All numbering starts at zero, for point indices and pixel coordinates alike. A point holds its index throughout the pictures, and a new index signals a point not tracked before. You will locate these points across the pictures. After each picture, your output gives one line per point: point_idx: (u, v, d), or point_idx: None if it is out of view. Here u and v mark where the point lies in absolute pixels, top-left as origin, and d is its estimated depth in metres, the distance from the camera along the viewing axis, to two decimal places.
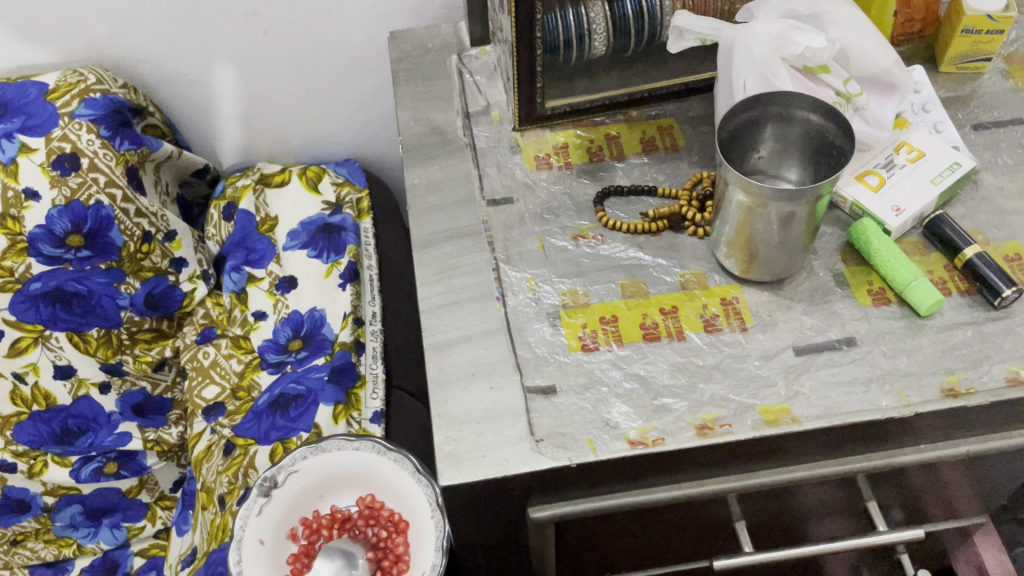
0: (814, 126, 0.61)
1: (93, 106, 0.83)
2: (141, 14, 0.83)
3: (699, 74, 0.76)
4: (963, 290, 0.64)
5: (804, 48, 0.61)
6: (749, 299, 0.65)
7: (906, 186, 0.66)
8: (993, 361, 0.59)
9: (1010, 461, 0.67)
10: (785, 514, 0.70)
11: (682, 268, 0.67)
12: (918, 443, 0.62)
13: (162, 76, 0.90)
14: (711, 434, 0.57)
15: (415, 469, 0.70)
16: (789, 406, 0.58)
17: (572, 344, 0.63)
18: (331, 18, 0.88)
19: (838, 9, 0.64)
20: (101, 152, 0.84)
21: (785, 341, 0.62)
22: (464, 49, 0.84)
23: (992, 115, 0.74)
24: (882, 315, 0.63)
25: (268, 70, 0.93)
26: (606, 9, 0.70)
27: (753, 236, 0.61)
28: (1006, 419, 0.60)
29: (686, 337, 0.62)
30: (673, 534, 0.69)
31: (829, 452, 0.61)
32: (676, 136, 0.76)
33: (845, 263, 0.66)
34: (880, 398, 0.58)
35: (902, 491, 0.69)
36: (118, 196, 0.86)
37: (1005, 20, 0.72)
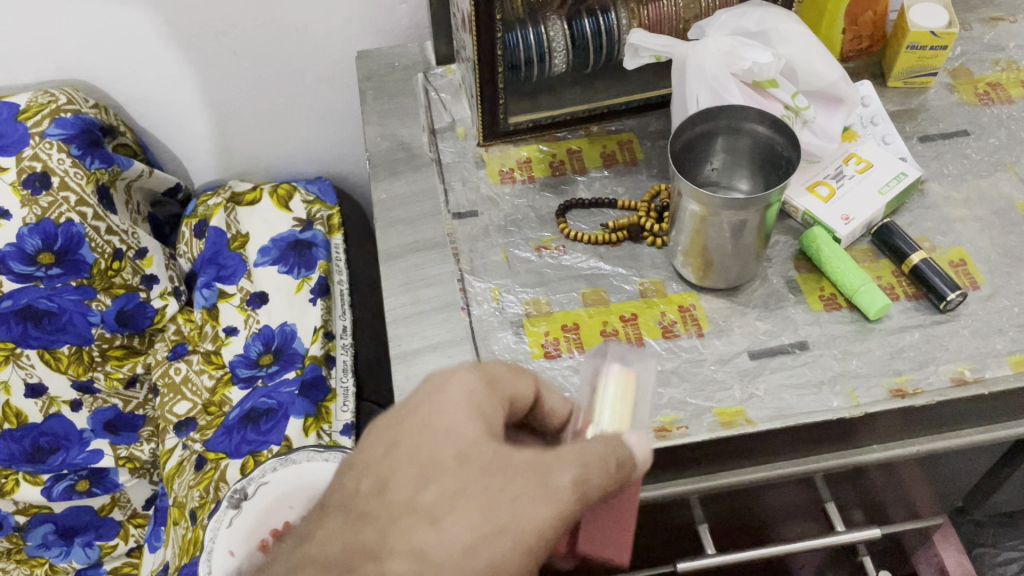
0: (762, 138, 0.64)
1: (63, 126, 0.84)
2: (111, 36, 0.85)
3: (657, 91, 0.79)
4: (910, 294, 0.66)
5: (751, 63, 0.64)
6: (706, 306, 0.67)
7: (855, 196, 0.69)
8: (939, 362, 0.61)
9: (964, 458, 0.69)
10: (747, 515, 0.71)
11: (641, 276, 0.69)
12: (871, 443, 0.64)
13: (133, 96, 0.92)
14: (668, 436, 0.58)
15: None
16: (744, 408, 0.60)
17: (535, 351, 0.64)
18: (300, 39, 0.90)
19: (785, 26, 0.67)
20: (71, 170, 0.85)
21: (740, 346, 0.64)
22: (430, 67, 0.86)
23: (938, 127, 0.77)
24: (832, 319, 0.65)
25: (238, 90, 0.94)
26: (565, 28, 0.73)
27: (707, 244, 0.63)
28: (954, 418, 0.62)
29: (645, 343, 0.64)
30: (637, 536, 0.70)
31: (785, 453, 0.62)
32: (635, 150, 0.78)
33: (797, 270, 0.68)
34: (831, 399, 0.60)
35: (861, 491, 0.71)
36: (89, 215, 0.87)
37: (948, 36, 0.75)
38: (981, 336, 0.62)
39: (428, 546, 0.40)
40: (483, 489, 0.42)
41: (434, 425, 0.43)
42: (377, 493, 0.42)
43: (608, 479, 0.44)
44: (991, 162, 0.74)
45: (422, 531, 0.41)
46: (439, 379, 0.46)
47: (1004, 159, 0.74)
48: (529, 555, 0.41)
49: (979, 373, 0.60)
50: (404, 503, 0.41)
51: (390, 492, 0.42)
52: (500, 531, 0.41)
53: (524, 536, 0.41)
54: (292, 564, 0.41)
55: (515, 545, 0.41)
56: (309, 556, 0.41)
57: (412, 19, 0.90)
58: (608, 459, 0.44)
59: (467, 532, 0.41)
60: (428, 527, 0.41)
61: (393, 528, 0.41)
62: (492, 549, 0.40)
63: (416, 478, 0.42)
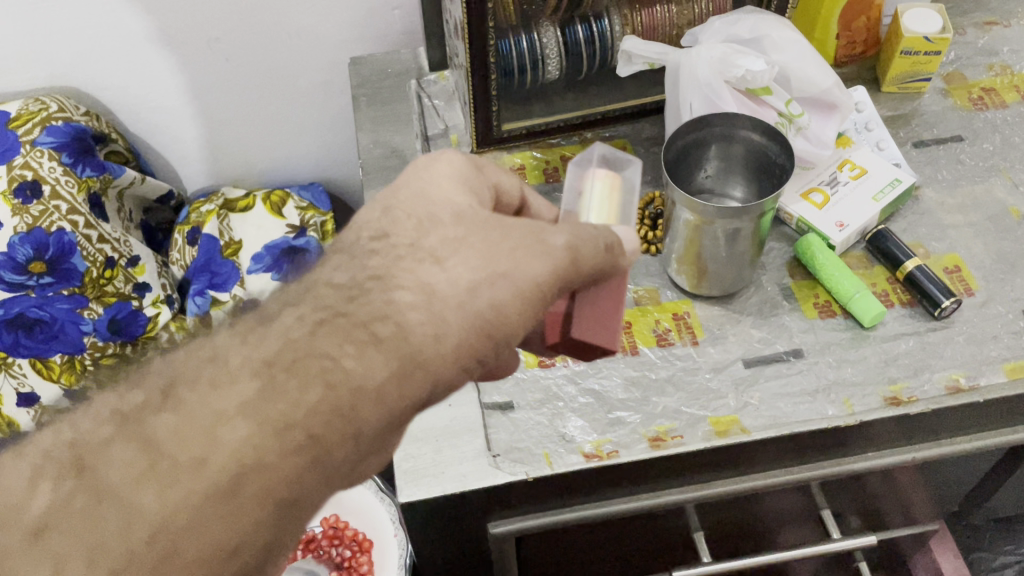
0: (755, 146, 0.63)
1: (55, 134, 0.84)
2: (102, 42, 0.84)
3: (650, 97, 0.79)
4: (905, 301, 0.66)
5: (744, 71, 0.64)
6: (700, 314, 0.66)
7: (850, 202, 0.69)
8: (934, 370, 0.61)
9: (960, 464, 0.69)
10: (743, 522, 0.71)
11: (635, 284, 0.69)
12: (867, 450, 0.63)
13: (125, 104, 0.92)
14: (662, 445, 0.58)
15: (377, 488, 0.73)
16: (739, 417, 0.59)
17: (529, 360, 0.64)
18: (292, 44, 0.89)
19: (778, 34, 0.67)
20: (63, 178, 0.84)
21: (735, 354, 0.63)
22: (423, 73, 0.86)
23: (932, 132, 0.77)
24: (827, 327, 0.65)
25: (230, 96, 0.94)
26: (558, 34, 0.72)
27: (701, 252, 0.63)
28: (950, 425, 0.62)
29: (640, 352, 0.64)
30: (632, 544, 0.70)
31: (780, 461, 0.62)
32: (629, 157, 0.78)
33: (792, 277, 0.68)
34: (826, 408, 0.60)
35: (857, 497, 0.71)
36: (81, 223, 0.86)
37: (942, 41, 0.75)
38: (976, 343, 0.62)
39: (436, 280, 0.41)
40: (482, 240, 0.43)
41: (432, 199, 0.45)
42: (380, 239, 0.43)
43: (608, 261, 0.45)
44: (985, 168, 0.74)
45: (426, 269, 0.41)
46: (424, 161, 0.47)
47: (998, 164, 0.74)
48: (525, 296, 0.42)
49: (974, 380, 0.60)
50: (406, 242, 0.43)
51: (395, 235, 0.43)
52: (501, 275, 0.42)
53: (523, 281, 0.42)
54: (307, 322, 0.39)
55: (516, 285, 0.42)
56: (324, 310, 0.39)
57: (405, 24, 0.90)
58: (612, 245, 0.45)
59: (472, 272, 0.41)
60: (433, 265, 0.41)
61: (399, 265, 0.41)
62: (501, 284, 0.41)
63: (417, 227, 0.43)
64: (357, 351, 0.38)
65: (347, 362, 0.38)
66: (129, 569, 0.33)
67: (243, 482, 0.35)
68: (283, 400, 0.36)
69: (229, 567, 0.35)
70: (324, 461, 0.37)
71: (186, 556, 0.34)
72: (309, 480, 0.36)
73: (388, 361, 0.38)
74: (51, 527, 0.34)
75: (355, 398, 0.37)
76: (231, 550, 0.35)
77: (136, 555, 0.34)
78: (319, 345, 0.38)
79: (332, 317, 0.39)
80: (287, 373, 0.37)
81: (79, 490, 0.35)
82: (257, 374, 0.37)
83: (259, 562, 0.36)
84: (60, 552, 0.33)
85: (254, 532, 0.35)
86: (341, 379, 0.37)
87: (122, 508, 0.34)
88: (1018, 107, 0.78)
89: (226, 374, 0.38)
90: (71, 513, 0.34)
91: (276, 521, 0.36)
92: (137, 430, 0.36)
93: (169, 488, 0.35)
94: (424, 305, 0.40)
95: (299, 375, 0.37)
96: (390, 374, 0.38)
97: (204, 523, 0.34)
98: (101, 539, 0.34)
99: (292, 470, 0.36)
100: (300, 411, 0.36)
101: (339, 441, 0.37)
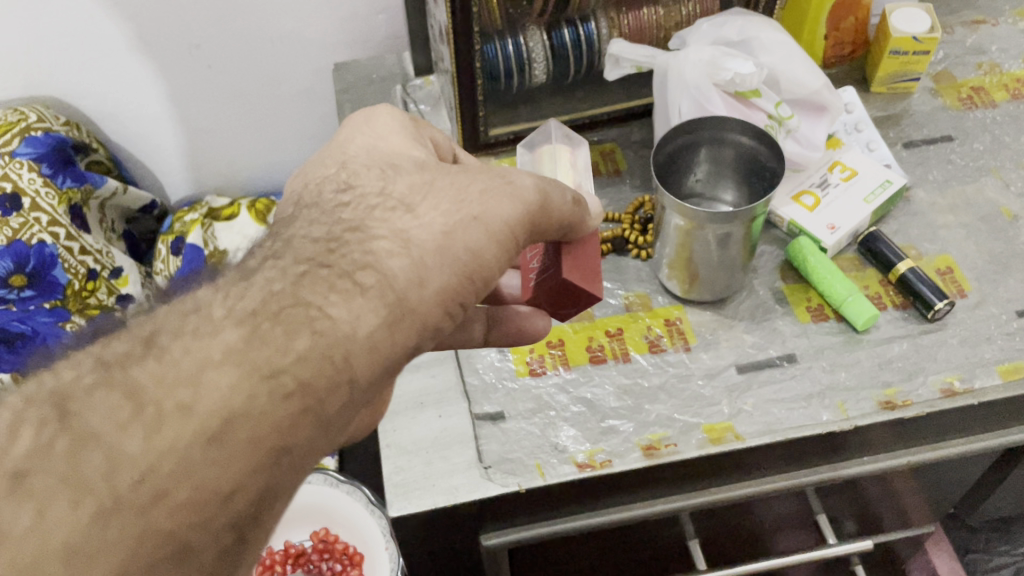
0: (745, 149, 0.63)
1: (34, 144, 0.82)
2: (80, 51, 0.83)
3: (638, 100, 0.78)
4: (898, 304, 0.65)
5: (733, 73, 0.63)
6: (692, 319, 0.66)
7: (841, 204, 0.68)
8: (928, 373, 0.60)
9: (956, 467, 0.69)
10: (740, 528, 0.70)
11: (627, 290, 0.68)
12: (862, 455, 0.63)
13: (105, 112, 0.90)
14: (656, 454, 0.57)
15: (368, 500, 0.71)
16: (732, 424, 0.59)
17: (520, 369, 0.63)
18: (276, 50, 0.88)
19: (766, 35, 0.66)
20: (42, 190, 0.83)
21: (728, 360, 0.63)
22: (409, 79, 0.85)
23: (921, 133, 0.76)
24: (820, 331, 0.64)
25: (212, 103, 0.93)
26: (545, 38, 0.71)
27: (692, 257, 0.62)
28: (946, 428, 0.62)
29: (632, 359, 0.63)
30: (627, 553, 0.69)
31: (776, 467, 0.61)
32: (618, 161, 0.77)
33: (784, 281, 0.68)
34: (820, 413, 0.59)
35: (853, 502, 0.70)
36: (62, 235, 0.85)
37: (930, 41, 0.74)
38: (970, 345, 0.62)
39: (409, 227, 0.40)
40: (452, 185, 0.42)
41: (390, 157, 0.44)
42: (347, 190, 0.42)
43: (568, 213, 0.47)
44: (976, 168, 0.73)
45: (399, 218, 0.40)
46: (363, 115, 0.47)
47: (989, 164, 0.73)
48: (497, 239, 0.41)
49: (968, 383, 0.60)
50: (375, 193, 0.42)
51: (360, 186, 0.42)
52: (472, 217, 0.41)
53: (494, 223, 0.41)
54: (288, 275, 0.37)
55: (488, 228, 0.41)
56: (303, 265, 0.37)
57: (390, 29, 0.89)
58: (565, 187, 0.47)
59: (443, 217, 0.40)
60: (404, 214, 0.40)
61: (373, 217, 0.40)
62: (472, 227, 0.40)
63: (381, 176, 0.43)
64: (343, 298, 0.37)
65: (333, 310, 0.36)
66: (117, 514, 0.30)
67: (234, 426, 0.32)
68: (269, 346, 0.34)
69: (220, 513, 0.32)
70: (314, 409, 0.34)
71: (180, 496, 0.31)
72: (304, 429, 0.34)
73: (375, 309, 0.37)
74: (34, 470, 0.30)
75: (346, 346, 0.36)
76: (225, 493, 0.32)
77: (126, 496, 0.30)
78: (303, 294, 0.36)
79: (314, 267, 0.37)
80: (273, 321, 0.35)
81: (62, 433, 0.31)
82: (241, 323, 0.35)
83: (253, 516, 0.33)
84: (45, 491, 0.29)
85: (248, 476, 0.32)
86: (329, 328, 0.35)
87: (109, 448, 0.31)
88: (1008, 106, 0.78)
89: (209, 326, 0.35)
90: (55, 457, 0.30)
91: (269, 466, 0.33)
92: (124, 377, 0.33)
93: (160, 428, 0.31)
94: (400, 253, 0.39)
95: (287, 323, 0.35)
96: (378, 322, 0.37)
97: (197, 464, 0.31)
98: (88, 478, 0.30)
99: (283, 416, 0.33)
100: (288, 357, 0.34)
101: (326, 388, 0.35)
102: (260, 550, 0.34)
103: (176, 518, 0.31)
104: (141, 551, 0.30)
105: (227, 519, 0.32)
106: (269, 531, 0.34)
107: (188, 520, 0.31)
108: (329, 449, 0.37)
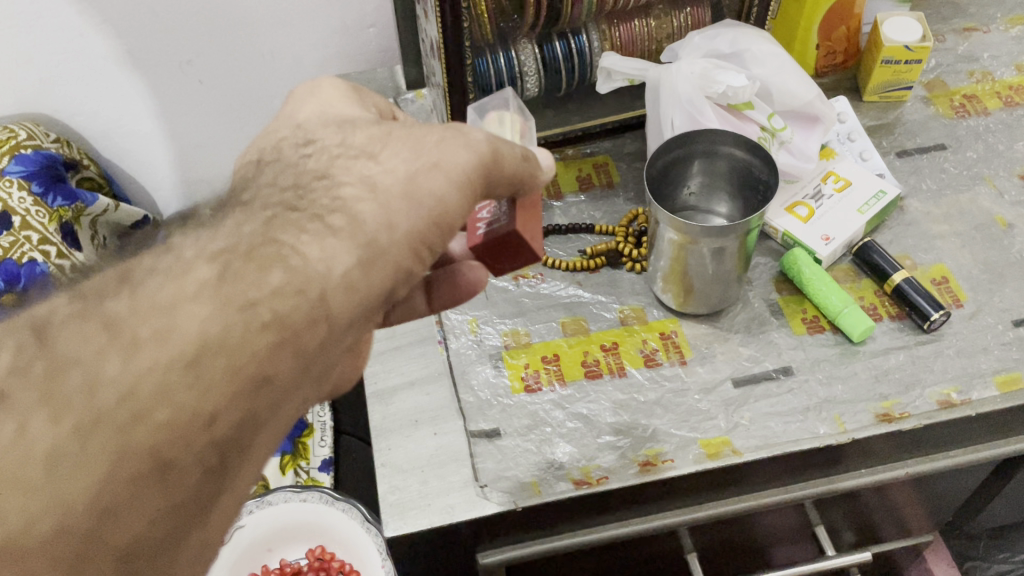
0: (740, 161, 0.63)
1: (24, 163, 0.82)
2: (71, 67, 0.83)
3: (632, 112, 0.78)
4: (894, 314, 0.65)
5: (725, 86, 0.63)
6: (688, 333, 0.65)
7: (835, 215, 0.68)
8: (926, 385, 0.60)
9: (954, 477, 0.68)
10: (739, 540, 0.70)
11: (621, 304, 0.68)
12: (860, 467, 0.62)
13: (97, 129, 0.90)
14: (653, 470, 0.57)
15: (364, 518, 0.70)
16: (730, 438, 0.58)
17: (516, 385, 0.63)
18: (267, 66, 0.88)
19: (758, 47, 0.66)
20: (33, 209, 0.82)
21: (724, 373, 0.62)
22: (400, 92, 0.85)
23: (914, 141, 0.76)
24: (816, 342, 0.64)
25: (203, 119, 0.92)
26: (537, 51, 0.71)
27: (687, 270, 0.62)
28: (944, 439, 0.61)
29: (628, 374, 0.63)
30: (626, 567, 0.69)
31: (774, 481, 0.61)
32: (611, 173, 0.77)
33: (779, 293, 0.67)
34: (818, 426, 0.59)
35: (851, 513, 0.69)
36: (52, 253, 0.83)
37: (922, 50, 0.74)
38: (967, 355, 0.62)
39: (374, 173, 0.40)
40: (412, 134, 0.42)
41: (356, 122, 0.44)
42: (310, 145, 0.43)
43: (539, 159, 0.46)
44: (970, 176, 0.73)
45: (363, 167, 0.41)
46: (307, 89, 0.47)
47: (982, 172, 0.73)
48: (460, 185, 0.41)
49: (966, 395, 0.59)
50: (337, 144, 0.42)
51: (322, 140, 0.43)
52: (434, 163, 0.41)
53: (456, 168, 0.41)
54: (257, 218, 0.38)
55: (451, 174, 0.41)
56: (272, 212, 0.38)
57: (381, 42, 0.88)
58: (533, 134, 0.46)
59: (406, 163, 0.41)
60: (368, 161, 0.41)
61: (336, 165, 0.41)
62: (434, 173, 0.41)
63: (338, 130, 0.43)
64: (315, 237, 0.38)
65: (306, 249, 0.37)
66: (96, 431, 0.31)
67: (211, 355, 0.33)
68: (243, 281, 0.35)
69: (203, 434, 0.33)
70: (292, 341, 0.36)
71: (159, 417, 0.32)
72: (282, 359, 0.35)
73: (348, 251, 0.38)
74: (18, 387, 0.32)
75: (321, 285, 0.37)
76: (205, 415, 0.33)
77: (106, 414, 0.31)
78: (275, 233, 0.37)
79: (283, 212, 0.38)
80: (245, 259, 0.36)
81: (39, 357, 0.33)
82: (213, 261, 0.36)
83: (236, 438, 0.35)
84: (27, 407, 0.31)
85: (231, 401, 0.34)
86: (301, 266, 0.36)
87: (87, 371, 0.32)
88: (1001, 114, 0.78)
89: (182, 265, 0.36)
90: (35, 377, 0.32)
91: (249, 392, 0.34)
92: (100, 309, 0.34)
93: (137, 352, 0.33)
94: (369, 198, 0.39)
95: (260, 260, 0.36)
96: (352, 262, 0.38)
97: (174, 387, 0.32)
98: (68, 397, 0.32)
99: (260, 346, 0.34)
100: (263, 291, 0.35)
101: (303, 323, 0.36)
102: (249, 466, 0.36)
103: (157, 439, 0.32)
104: (121, 466, 0.31)
105: (208, 441, 0.33)
106: (257, 449, 0.36)
107: (168, 439, 0.32)
108: (314, 380, 0.38)
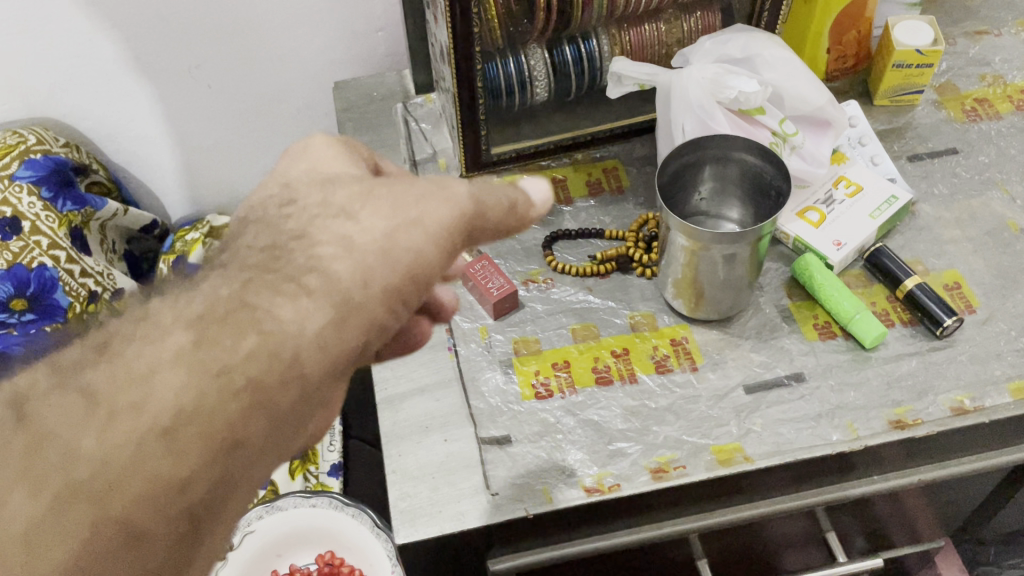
0: (752, 167, 0.62)
1: (33, 168, 0.82)
2: (80, 72, 0.83)
3: (642, 116, 0.78)
4: (906, 320, 0.65)
5: (737, 92, 0.63)
6: (699, 339, 0.65)
7: (846, 220, 0.68)
8: (938, 392, 0.60)
9: (966, 483, 0.68)
10: (750, 547, 0.69)
11: (632, 310, 0.67)
12: (872, 474, 0.62)
13: (105, 133, 0.90)
14: (665, 477, 0.57)
15: (373, 524, 0.69)
16: (742, 445, 0.58)
17: (526, 392, 0.62)
18: (276, 70, 0.88)
19: (769, 52, 0.66)
20: (42, 214, 0.83)
21: (735, 380, 0.62)
22: (409, 97, 0.85)
23: (926, 145, 0.76)
24: (828, 349, 0.63)
25: (211, 123, 0.92)
26: (547, 56, 0.71)
27: (698, 276, 0.61)
28: (957, 445, 0.61)
29: (639, 380, 0.63)
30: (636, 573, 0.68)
31: (786, 487, 0.61)
32: (621, 178, 0.77)
33: (790, 298, 0.67)
34: (831, 433, 0.58)
35: (863, 519, 0.69)
36: (62, 257, 0.84)
37: (934, 54, 0.74)
38: (980, 362, 0.61)
39: (353, 232, 0.40)
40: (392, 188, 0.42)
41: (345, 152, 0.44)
42: (289, 204, 0.42)
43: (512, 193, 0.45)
44: (982, 181, 0.73)
45: (341, 225, 0.40)
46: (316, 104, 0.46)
47: (994, 177, 0.73)
48: (435, 240, 0.41)
49: (979, 402, 0.59)
50: (318, 201, 0.41)
51: (303, 199, 0.42)
52: (412, 222, 0.41)
53: (434, 227, 0.41)
54: (234, 281, 0.38)
55: (427, 232, 0.41)
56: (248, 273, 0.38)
57: (390, 46, 0.88)
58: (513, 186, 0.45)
59: (385, 220, 0.41)
60: (346, 220, 0.40)
61: (313, 224, 0.40)
62: (413, 231, 0.41)
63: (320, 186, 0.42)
64: (289, 298, 0.38)
65: (280, 311, 0.37)
66: (71, 505, 0.32)
67: (187, 424, 0.34)
68: (218, 349, 0.36)
69: (175, 502, 0.34)
70: (265, 407, 0.36)
71: (134, 488, 0.33)
72: (256, 424, 0.36)
73: (322, 310, 0.38)
74: None
75: (294, 344, 0.37)
76: (179, 485, 0.34)
77: (83, 488, 0.32)
78: (249, 298, 0.37)
79: (257, 275, 0.38)
80: (219, 323, 0.36)
81: (17, 432, 0.33)
82: (189, 327, 0.36)
83: (209, 505, 0.35)
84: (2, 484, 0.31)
85: (204, 467, 0.34)
86: (276, 329, 0.37)
87: (64, 444, 0.33)
88: (1013, 118, 0.77)
89: (159, 329, 0.36)
90: (12, 454, 0.32)
91: (222, 458, 0.35)
92: (76, 380, 0.35)
93: (113, 424, 0.33)
94: (344, 257, 0.39)
95: (233, 324, 0.36)
96: (326, 321, 0.38)
97: (149, 458, 0.33)
98: (44, 472, 0.32)
99: (234, 415, 0.35)
100: (237, 358, 0.36)
101: (275, 387, 0.36)
102: (223, 530, 0.37)
103: (131, 510, 0.33)
104: (96, 540, 0.32)
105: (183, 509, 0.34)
106: (230, 514, 0.37)
107: (142, 510, 0.33)
108: (287, 441, 0.38)
